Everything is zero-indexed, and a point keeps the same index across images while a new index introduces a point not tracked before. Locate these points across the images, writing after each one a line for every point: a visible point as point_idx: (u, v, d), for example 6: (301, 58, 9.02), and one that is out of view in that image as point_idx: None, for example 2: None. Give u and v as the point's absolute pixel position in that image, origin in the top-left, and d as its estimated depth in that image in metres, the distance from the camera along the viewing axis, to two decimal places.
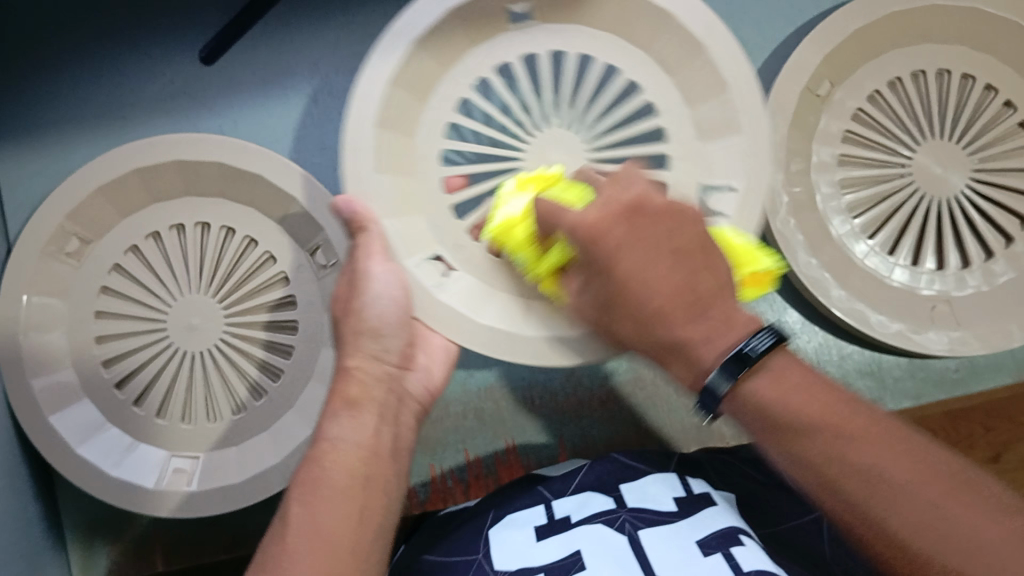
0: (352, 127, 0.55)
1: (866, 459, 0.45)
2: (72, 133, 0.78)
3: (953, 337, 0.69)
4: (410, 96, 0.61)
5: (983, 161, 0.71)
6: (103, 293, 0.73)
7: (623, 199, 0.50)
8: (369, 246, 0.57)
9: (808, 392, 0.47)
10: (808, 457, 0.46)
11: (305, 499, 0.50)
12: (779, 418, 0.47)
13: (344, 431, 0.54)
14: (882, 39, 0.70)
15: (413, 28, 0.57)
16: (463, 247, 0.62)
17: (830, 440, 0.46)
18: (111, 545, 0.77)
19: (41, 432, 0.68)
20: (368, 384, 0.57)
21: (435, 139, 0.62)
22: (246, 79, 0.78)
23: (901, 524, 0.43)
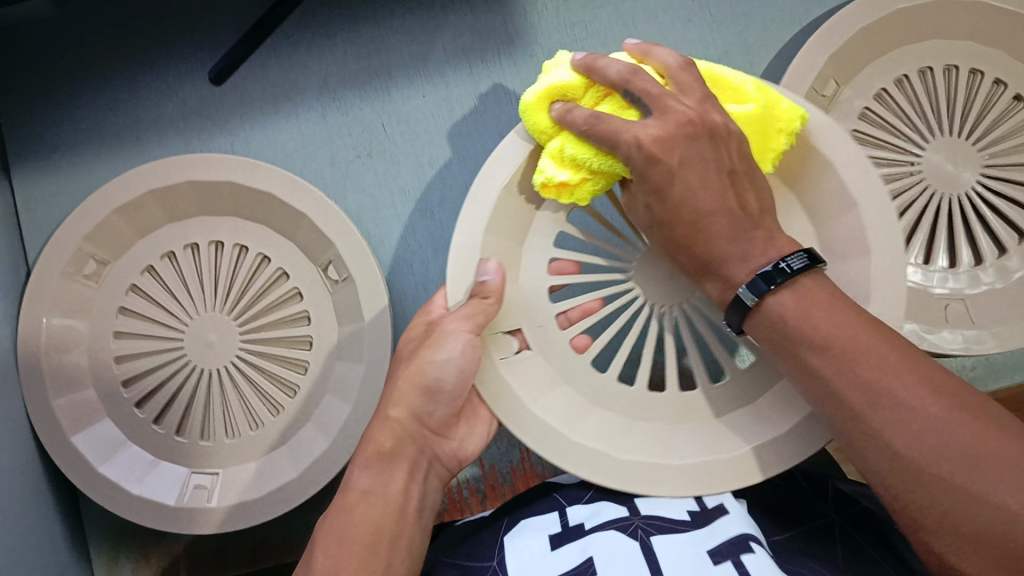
0: (478, 183, 0.58)
1: (871, 370, 0.45)
2: (88, 156, 0.79)
3: (968, 336, 0.68)
4: (543, 175, 0.61)
5: (994, 157, 0.70)
6: (121, 314, 0.75)
7: (681, 126, 0.51)
8: (470, 314, 0.56)
9: (829, 307, 0.48)
10: (822, 370, 0.47)
11: (328, 549, 0.53)
12: (794, 333, 0.48)
13: (372, 480, 0.56)
14: (887, 38, 0.70)
15: None
16: (543, 332, 0.62)
17: (835, 357, 0.46)
18: (136, 558, 0.78)
19: (64, 451, 0.69)
20: (407, 435, 0.58)
21: (552, 220, 0.61)
22: (256, 98, 0.79)
23: (903, 436, 0.44)
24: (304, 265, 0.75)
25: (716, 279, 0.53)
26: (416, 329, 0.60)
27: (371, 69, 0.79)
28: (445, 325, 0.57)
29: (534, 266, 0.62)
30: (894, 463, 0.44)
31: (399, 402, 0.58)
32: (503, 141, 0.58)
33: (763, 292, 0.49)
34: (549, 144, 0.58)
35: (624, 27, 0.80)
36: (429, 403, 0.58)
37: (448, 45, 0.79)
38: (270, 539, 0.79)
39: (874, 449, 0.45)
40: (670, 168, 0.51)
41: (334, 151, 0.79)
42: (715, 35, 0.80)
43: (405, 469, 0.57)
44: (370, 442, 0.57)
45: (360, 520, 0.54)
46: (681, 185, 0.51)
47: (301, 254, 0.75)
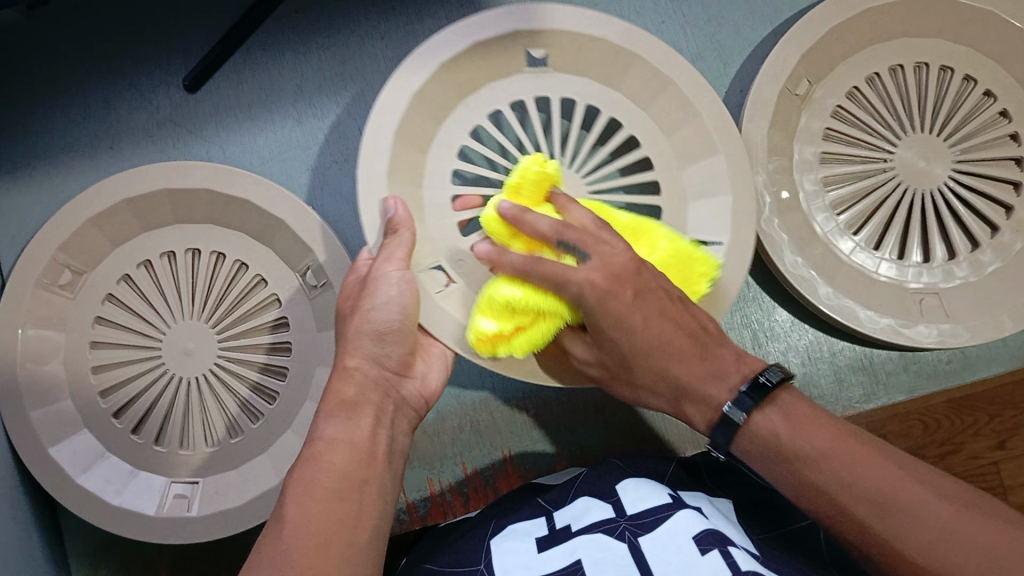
0: (372, 133, 0.60)
1: (872, 482, 0.49)
2: (61, 163, 0.78)
3: (944, 329, 0.69)
4: (430, 117, 0.64)
5: (965, 153, 0.71)
6: (98, 323, 0.74)
7: (624, 264, 0.54)
8: (390, 250, 0.58)
9: (823, 429, 0.51)
10: (818, 484, 0.50)
11: (298, 501, 0.50)
12: (789, 452, 0.51)
13: (337, 428, 0.55)
14: (858, 36, 0.71)
15: (440, 52, 0.62)
16: (463, 263, 0.65)
17: (833, 480, 0.49)
18: (116, 571, 0.77)
19: (42, 463, 0.69)
20: (369, 385, 0.57)
21: (448, 160, 0.66)
22: (230, 104, 0.79)
23: (920, 538, 0.47)
24: (282, 272, 0.75)
25: (698, 404, 0.54)
26: (353, 284, 0.61)
27: (346, 74, 0.79)
28: (374, 271, 0.58)
29: (437, 205, 0.65)
30: (906, 565, 0.47)
31: (356, 352, 0.58)
32: (385, 93, 0.60)
33: (750, 410, 0.52)
34: (420, 87, 0.62)
35: None
36: (382, 347, 0.58)
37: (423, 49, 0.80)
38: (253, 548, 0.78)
39: (890, 562, 0.48)
40: (638, 313, 0.53)
41: (310, 156, 0.79)
42: (688, 36, 0.80)
43: (369, 418, 0.56)
44: (334, 393, 0.56)
45: (328, 466, 0.52)
46: (638, 342, 0.54)
47: (280, 261, 0.75)
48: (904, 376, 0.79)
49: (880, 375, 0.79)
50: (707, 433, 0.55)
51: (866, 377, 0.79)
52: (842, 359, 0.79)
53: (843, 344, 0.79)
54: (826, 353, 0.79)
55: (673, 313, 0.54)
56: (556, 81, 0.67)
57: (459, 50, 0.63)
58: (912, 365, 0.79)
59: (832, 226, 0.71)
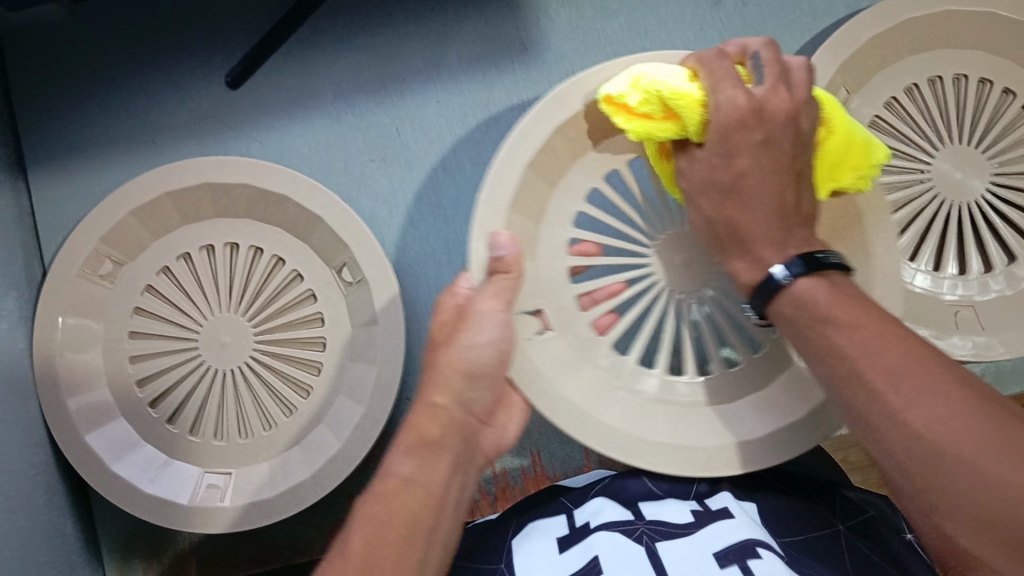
0: (504, 159, 0.60)
1: (901, 359, 0.46)
2: (105, 157, 0.80)
3: (979, 342, 0.69)
4: (571, 153, 0.64)
5: (1002, 165, 0.71)
6: (137, 313, 0.75)
7: (778, 108, 0.52)
8: (497, 288, 0.58)
9: (861, 307, 0.49)
10: (845, 351, 0.48)
11: (369, 539, 0.50)
12: (822, 319, 0.49)
13: (413, 469, 0.54)
14: (900, 45, 0.71)
15: (600, 89, 0.61)
16: (563, 309, 0.65)
17: (861, 342, 0.48)
18: (146, 559, 0.78)
19: (79, 450, 0.70)
20: (453, 425, 0.57)
21: (576, 201, 0.65)
22: (271, 103, 0.80)
23: (927, 423, 0.44)
24: (318, 268, 0.76)
25: (747, 259, 0.54)
26: (450, 310, 0.60)
27: (384, 75, 0.80)
28: (474, 305, 0.58)
29: (553, 245, 0.65)
30: (911, 448, 0.45)
31: (445, 389, 0.57)
32: (537, 110, 0.60)
33: (798, 274, 0.50)
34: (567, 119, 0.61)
35: (637, 36, 0.81)
36: (472, 388, 0.58)
37: (462, 51, 0.80)
38: (281, 540, 0.79)
39: (889, 437, 0.46)
40: (748, 151, 0.52)
41: (349, 155, 0.80)
42: (725, 44, 0.81)
43: (449, 462, 0.56)
44: (416, 430, 0.56)
45: (398, 511, 0.52)
46: (736, 181, 0.53)
47: (315, 257, 0.76)
48: None
49: None
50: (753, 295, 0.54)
51: None
52: None
53: None
54: None
55: (782, 163, 0.53)
56: None
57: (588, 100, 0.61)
58: None
59: None
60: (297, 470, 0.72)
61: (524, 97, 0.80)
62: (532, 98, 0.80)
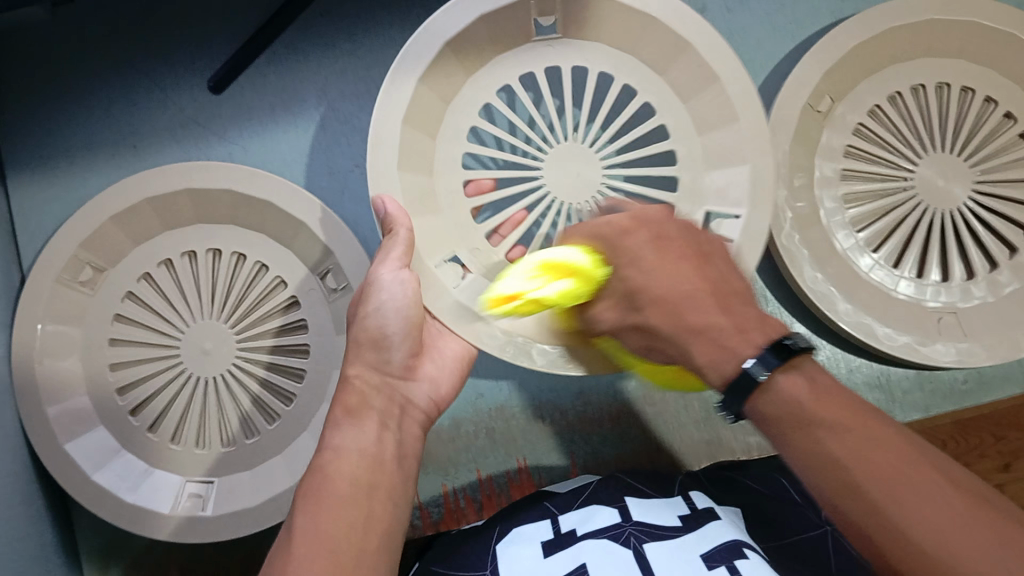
0: (380, 119, 0.60)
1: (895, 463, 0.44)
2: (85, 161, 0.79)
3: (961, 349, 0.69)
4: (439, 100, 0.66)
5: (985, 173, 0.72)
6: (117, 320, 0.74)
7: (650, 213, 0.57)
8: (386, 252, 0.59)
9: (838, 401, 0.46)
10: (827, 449, 0.45)
11: (308, 508, 0.50)
12: (806, 421, 0.46)
13: (345, 439, 0.55)
14: (884, 54, 0.71)
15: (447, 31, 0.61)
16: (478, 252, 0.68)
17: (836, 441, 0.45)
18: (126, 567, 0.77)
19: (58, 459, 0.69)
20: (371, 388, 0.59)
21: (458, 139, 0.68)
22: (255, 107, 0.80)
23: (930, 530, 0.42)
24: (301, 274, 0.75)
25: (707, 352, 0.51)
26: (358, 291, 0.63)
27: (369, 80, 0.80)
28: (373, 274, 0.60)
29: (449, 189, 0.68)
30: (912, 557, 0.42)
31: (357, 361, 0.60)
32: (391, 79, 0.60)
33: (774, 369, 0.47)
34: (429, 64, 0.62)
35: None
36: (387, 351, 0.60)
37: None
38: (263, 549, 0.78)
39: (884, 543, 0.43)
40: (647, 242, 0.55)
41: (332, 159, 0.79)
42: None
43: (374, 423, 0.56)
44: (341, 403, 0.57)
45: (335, 476, 0.52)
46: (655, 289, 0.53)
47: (298, 262, 0.75)
48: (919, 394, 0.80)
49: (896, 393, 0.80)
50: (722, 390, 0.50)
51: (883, 394, 0.79)
52: (859, 376, 0.79)
53: (860, 361, 0.79)
54: (843, 369, 0.79)
55: (680, 264, 0.54)
56: (568, 48, 0.68)
57: (464, 25, 0.62)
58: (929, 384, 0.80)
59: (851, 243, 0.71)
60: (282, 479, 0.71)
61: None
62: None
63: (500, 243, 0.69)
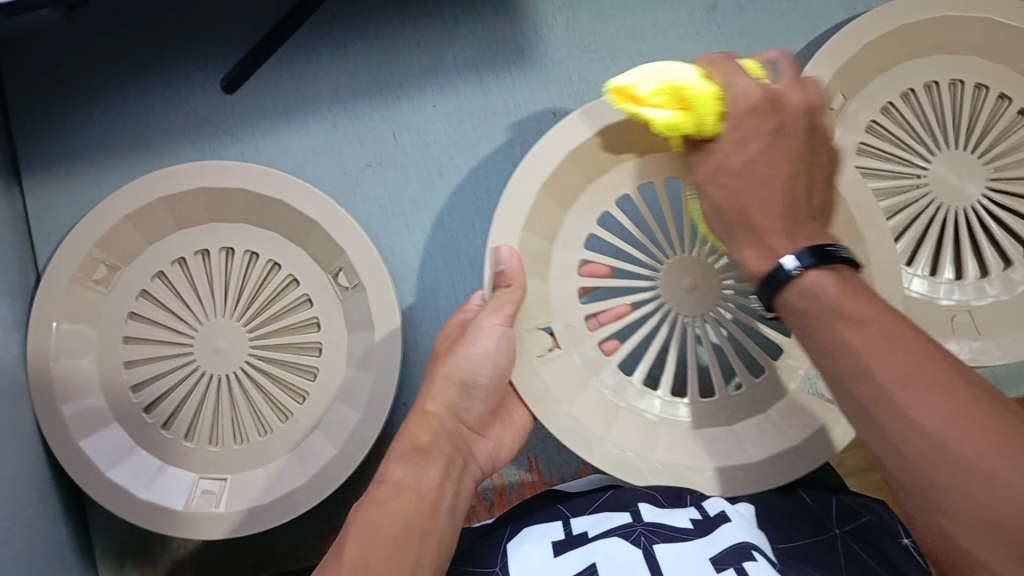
0: (518, 181, 0.60)
1: (907, 354, 0.41)
2: (100, 162, 0.79)
3: (975, 346, 0.70)
4: (580, 178, 0.65)
5: (999, 170, 0.71)
6: (131, 319, 0.75)
7: (796, 100, 0.51)
8: (498, 304, 0.59)
9: (865, 297, 0.44)
10: (843, 338, 0.43)
11: (360, 538, 0.53)
12: (830, 310, 0.44)
13: (404, 472, 0.58)
14: (896, 51, 0.71)
15: (598, 116, 0.60)
16: (574, 329, 0.67)
17: (851, 326, 0.43)
18: (140, 564, 0.78)
19: (72, 457, 0.69)
20: (443, 431, 0.60)
21: (586, 222, 0.67)
22: (267, 108, 0.80)
23: (936, 425, 0.39)
24: (314, 273, 0.76)
25: (754, 245, 0.49)
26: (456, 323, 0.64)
27: (381, 79, 0.80)
28: (479, 320, 0.60)
29: (569, 267, 0.67)
30: (919, 450, 0.40)
31: (438, 397, 0.61)
32: (540, 143, 0.60)
33: (809, 266, 0.45)
34: (580, 144, 0.61)
35: (635, 41, 0.81)
36: (466, 399, 0.61)
37: (459, 55, 0.80)
38: (277, 546, 0.79)
39: (895, 438, 0.41)
40: (762, 139, 0.50)
41: (344, 159, 0.80)
42: (724, 50, 0.81)
43: (439, 468, 0.59)
44: (409, 437, 0.59)
45: (390, 513, 0.55)
46: (734, 183, 0.51)
47: (310, 261, 0.76)
48: None
49: None
50: (758, 290, 0.49)
51: None
52: None
53: None
54: None
55: (770, 172, 0.50)
56: None
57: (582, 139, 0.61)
58: None
59: None
60: (294, 475, 0.71)
61: (521, 103, 0.80)
62: (528, 103, 0.80)
63: (597, 329, 0.69)
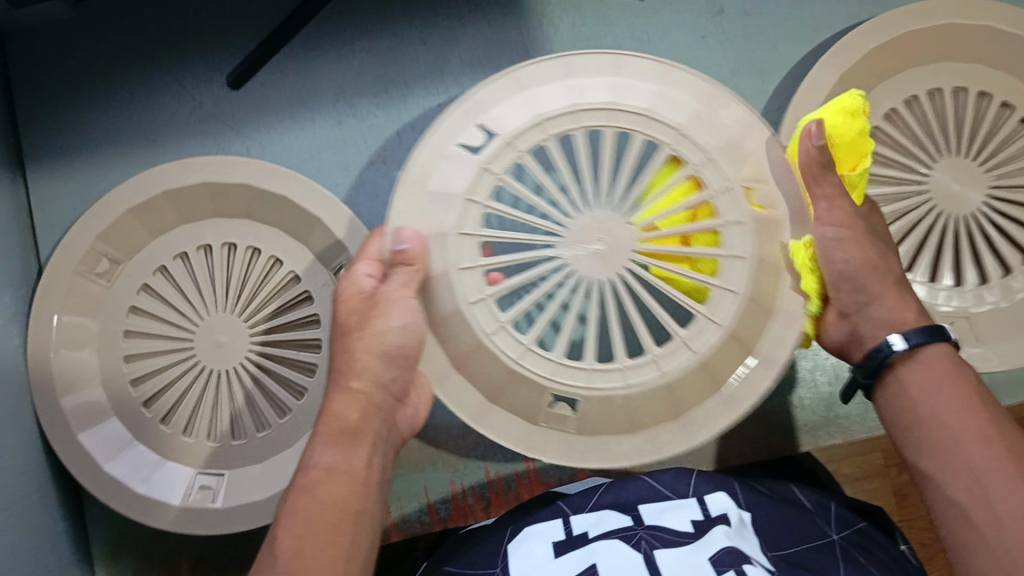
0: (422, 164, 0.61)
1: (975, 458, 0.53)
2: (102, 155, 0.80)
3: (975, 354, 0.69)
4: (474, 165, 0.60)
5: (1000, 178, 0.72)
6: (133, 312, 0.75)
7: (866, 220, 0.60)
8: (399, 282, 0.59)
9: (950, 389, 0.55)
10: (923, 429, 0.56)
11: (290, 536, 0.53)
12: (909, 403, 0.57)
13: (335, 456, 0.56)
14: (902, 57, 0.72)
15: (488, 108, 0.61)
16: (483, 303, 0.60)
17: (919, 419, 0.56)
18: (137, 559, 0.78)
19: (71, 450, 0.70)
20: (373, 409, 0.59)
21: (477, 195, 0.60)
22: (271, 105, 0.80)
23: (992, 527, 0.51)
24: (316, 270, 0.75)
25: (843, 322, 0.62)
26: (357, 302, 0.61)
27: (385, 78, 0.80)
28: (383, 294, 0.59)
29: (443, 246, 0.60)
30: (961, 522, 0.53)
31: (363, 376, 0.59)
32: (425, 142, 0.61)
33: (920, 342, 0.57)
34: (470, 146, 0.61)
35: (640, 44, 0.81)
36: (389, 369, 0.59)
37: (464, 55, 0.81)
38: None
39: (947, 505, 0.54)
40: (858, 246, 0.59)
41: (347, 157, 0.80)
42: (727, 53, 0.81)
43: (367, 447, 0.58)
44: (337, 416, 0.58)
45: (325, 498, 0.54)
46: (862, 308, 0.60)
47: (313, 260, 0.75)
48: None
49: None
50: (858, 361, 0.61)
51: None
52: None
53: None
54: (852, 373, 0.80)
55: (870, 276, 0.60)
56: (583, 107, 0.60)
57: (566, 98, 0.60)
58: None
59: None
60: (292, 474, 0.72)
61: None
62: None
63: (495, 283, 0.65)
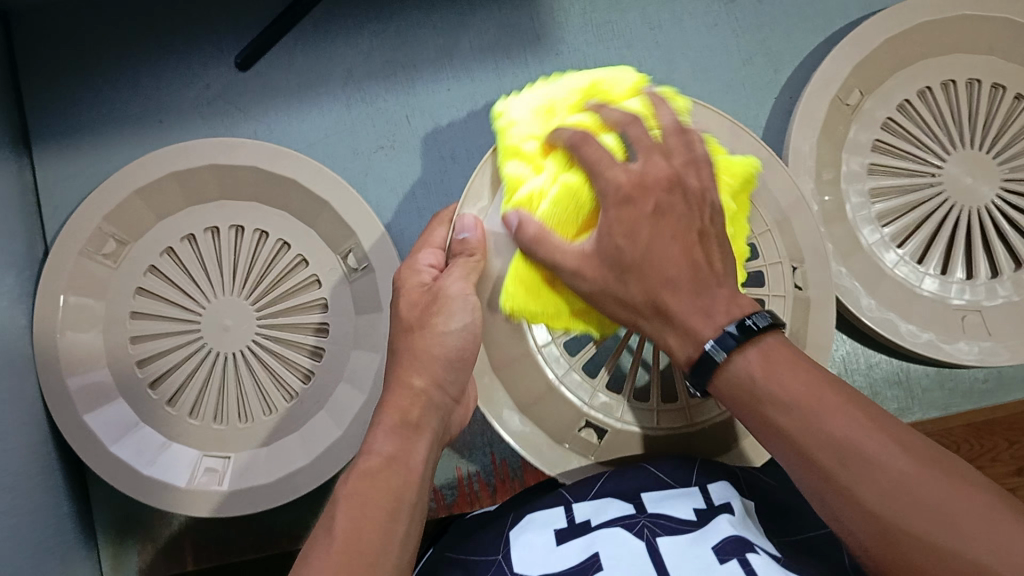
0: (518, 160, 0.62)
1: (874, 448, 0.44)
2: (107, 135, 0.79)
3: (984, 347, 0.70)
4: None
5: (1014, 170, 0.71)
6: (139, 294, 0.74)
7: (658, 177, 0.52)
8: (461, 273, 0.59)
9: (795, 372, 0.47)
10: (784, 427, 0.46)
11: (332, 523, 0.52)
12: (759, 397, 0.47)
13: (394, 446, 0.56)
14: (914, 48, 0.72)
15: None
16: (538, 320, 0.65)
17: (789, 414, 0.46)
18: (141, 542, 0.78)
19: (76, 429, 0.70)
20: (430, 406, 0.58)
21: None
22: (279, 87, 0.80)
23: (902, 511, 0.42)
24: (324, 255, 0.75)
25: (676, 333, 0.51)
26: (418, 295, 0.61)
27: (395, 62, 0.80)
28: (440, 285, 0.59)
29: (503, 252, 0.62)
30: (870, 524, 0.43)
31: (422, 372, 0.58)
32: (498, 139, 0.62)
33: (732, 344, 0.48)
34: None
35: (652, 30, 0.81)
36: (450, 373, 0.59)
37: (475, 39, 0.80)
38: (278, 526, 0.79)
39: (844, 510, 0.45)
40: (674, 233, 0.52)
41: (356, 141, 0.79)
42: (739, 42, 0.81)
43: (427, 442, 0.57)
44: (396, 411, 0.57)
45: (378, 485, 0.53)
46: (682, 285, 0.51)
47: (320, 244, 0.75)
48: (938, 391, 0.81)
49: (914, 389, 0.81)
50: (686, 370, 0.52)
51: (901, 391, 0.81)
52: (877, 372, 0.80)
53: (880, 356, 0.80)
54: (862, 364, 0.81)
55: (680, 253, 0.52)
56: None
57: None
58: (948, 381, 0.81)
59: (877, 238, 0.72)
60: (295, 459, 0.72)
61: None
62: None
63: None
